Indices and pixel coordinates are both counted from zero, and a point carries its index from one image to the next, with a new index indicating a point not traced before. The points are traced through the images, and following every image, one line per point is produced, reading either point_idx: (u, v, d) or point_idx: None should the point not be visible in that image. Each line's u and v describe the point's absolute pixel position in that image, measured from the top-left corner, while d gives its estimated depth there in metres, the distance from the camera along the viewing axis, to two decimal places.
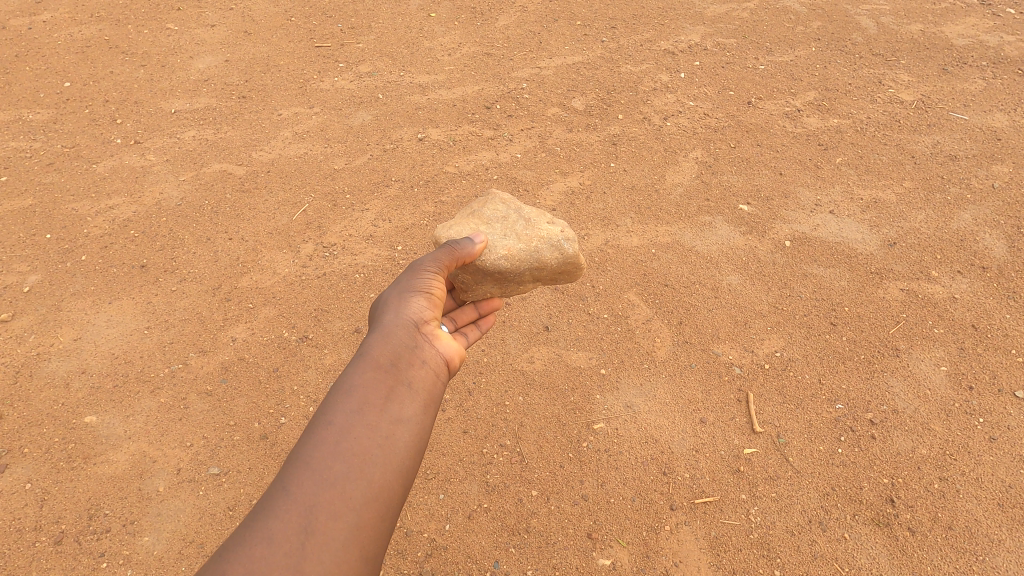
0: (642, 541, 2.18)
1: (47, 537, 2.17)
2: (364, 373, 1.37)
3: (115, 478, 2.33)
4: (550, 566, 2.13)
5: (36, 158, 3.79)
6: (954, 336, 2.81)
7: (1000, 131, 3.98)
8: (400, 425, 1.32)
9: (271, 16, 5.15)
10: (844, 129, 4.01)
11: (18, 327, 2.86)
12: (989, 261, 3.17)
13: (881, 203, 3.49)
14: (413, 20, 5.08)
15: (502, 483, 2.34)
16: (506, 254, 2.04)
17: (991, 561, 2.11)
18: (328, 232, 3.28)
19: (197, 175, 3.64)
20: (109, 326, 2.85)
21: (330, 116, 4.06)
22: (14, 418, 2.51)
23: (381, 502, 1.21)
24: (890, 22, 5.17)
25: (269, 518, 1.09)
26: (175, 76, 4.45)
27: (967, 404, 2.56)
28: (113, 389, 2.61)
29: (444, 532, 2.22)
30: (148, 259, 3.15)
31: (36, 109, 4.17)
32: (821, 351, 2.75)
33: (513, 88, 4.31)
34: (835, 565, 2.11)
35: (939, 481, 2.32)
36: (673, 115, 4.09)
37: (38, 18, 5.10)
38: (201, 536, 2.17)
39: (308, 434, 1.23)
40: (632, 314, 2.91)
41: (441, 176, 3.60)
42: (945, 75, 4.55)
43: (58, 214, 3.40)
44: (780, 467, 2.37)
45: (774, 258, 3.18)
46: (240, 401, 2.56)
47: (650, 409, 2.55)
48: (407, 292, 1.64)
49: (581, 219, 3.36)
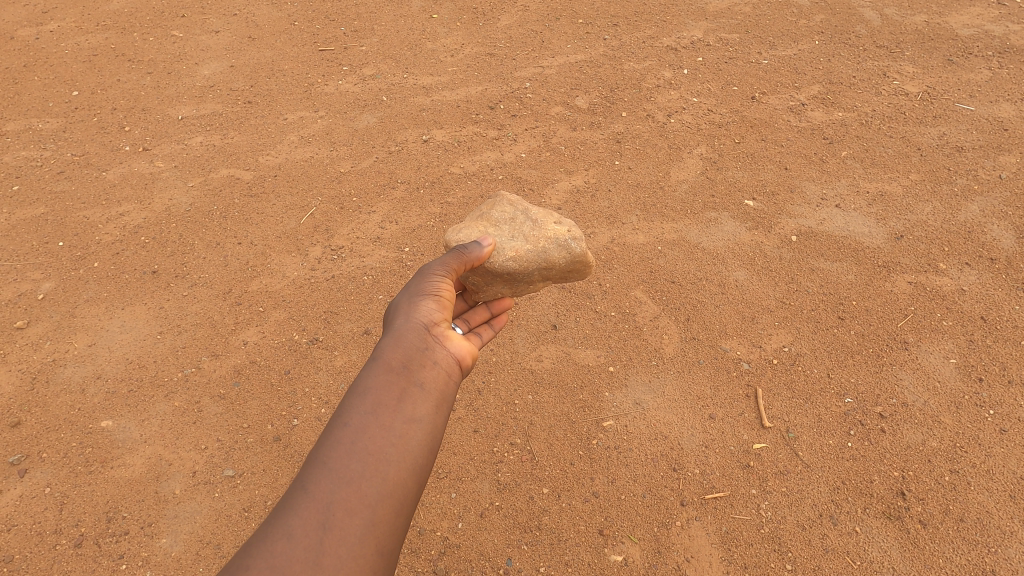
0: (653, 536, 2.20)
1: (68, 540, 2.21)
2: (378, 375, 1.39)
3: (132, 482, 2.36)
4: (563, 564, 2.15)
5: (46, 166, 3.84)
6: (963, 328, 2.82)
7: (1007, 122, 3.96)
8: (414, 425, 1.33)
9: (274, 21, 5.17)
10: (849, 121, 4.01)
11: (34, 334, 2.90)
12: (998, 252, 3.17)
13: (888, 196, 3.48)
14: (416, 22, 5.10)
15: (513, 481, 2.36)
16: (514, 254, 2.07)
17: (1004, 552, 2.12)
18: (336, 234, 3.32)
19: (205, 180, 3.67)
20: (123, 332, 2.89)
21: (336, 119, 4.09)
22: (32, 424, 2.56)
23: (397, 498, 1.23)
24: (894, 13, 5.13)
25: (288, 514, 1.13)
26: (182, 83, 4.49)
27: (977, 396, 2.56)
28: (129, 394, 2.64)
29: (457, 530, 2.24)
30: (159, 265, 3.19)
31: (45, 118, 4.22)
32: (829, 345, 2.76)
33: (516, 88, 4.32)
34: (847, 559, 2.12)
35: (949, 473, 2.33)
36: (677, 112, 4.10)
37: (45, 28, 5.15)
38: (218, 536, 2.21)
39: (325, 435, 1.26)
40: (640, 311, 2.92)
41: (446, 177, 3.63)
42: (950, 66, 4.53)
43: (70, 222, 3.45)
44: (790, 462, 2.38)
45: (780, 253, 3.18)
46: (253, 404, 2.59)
47: (659, 406, 2.56)
48: (418, 295, 1.65)
49: (587, 218, 3.37)
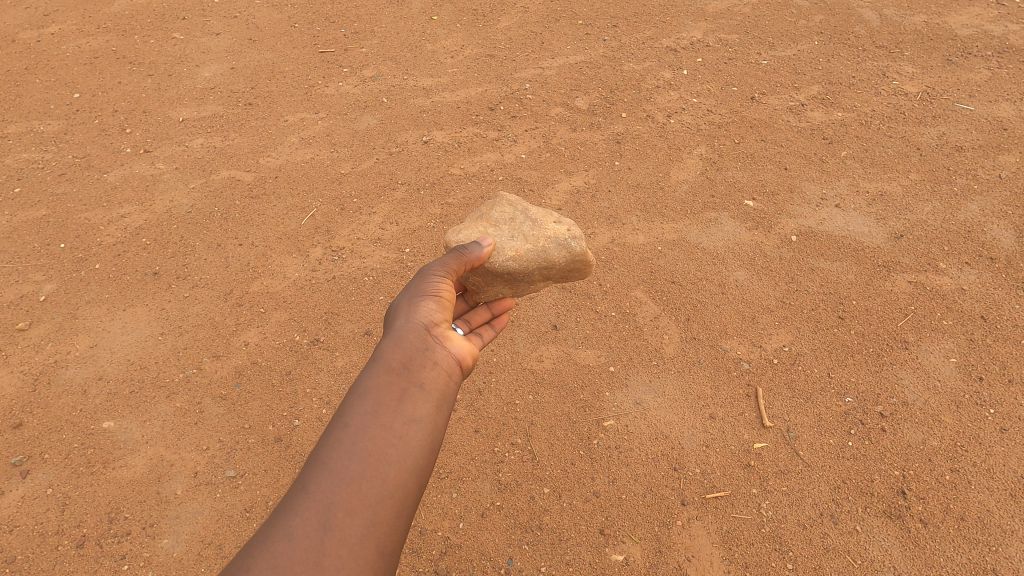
0: (654, 536, 2.20)
1: (69, 541, 2.21)
2: (378, 376, 1.39)
3: (135, 482, 2.37)
4: (564, 563, 2.15)
5: (48, 168, 3.85)
6: (964, 327, 2.82)
7: (1007, 121, 3.97)
8: (414, 425, 1.34)
9: (275, 23, 5.18)
10: (848, 121, 4.02)
11: (35, 336, 2.91)
12: (998, 251, 3.17)
13: (887, 196, 3.49)
14: (415, 23, 5.12)
15: (514, 481, 2.37)
16: (515, 254, 2.08)
17: (1004, 551, 2.12)
18: (337, 235, 3.32)
19: (206, 182, 3.68)
20: (124, 333, 2.89)
21: (336, 121, 4.10)
22: (34, 425, 2.56)
23: (397, 499, 1.23)
24: (893, 14, 5.14)
25: (290, 515, 1.13)
26: (183, 85, 4.50)
27: (977, 395, 2.56)
28: (131, 395, 2.65)
29: (458, 530, 2.24)
30: (160, 266, 3.20)
31: (47, 120, 4.23)
32: (829, 344, 2.76)
33: (516, 89, 4.33)
34: (847, 557, 2.13)
35: (950, 472, 2.33)
36: (676, 112, 4.10)
37: (46, 31, 5.17)
38: (220, 537, 2.22)
39: (325, 436, 1.27)
40: (640, 312, 2.93)
41: (447, 178, 3.63)
42: (950, 66, 4.54)
43: (71, 224, 3.46)
44: (790, 461, 2.38)
45: (780, 253, 3.19)
46: (254, 405, 2.60)
47: (660, 406, 2.57)
48: (418, 296, 1.66)
49: (587, 218, 3.38)
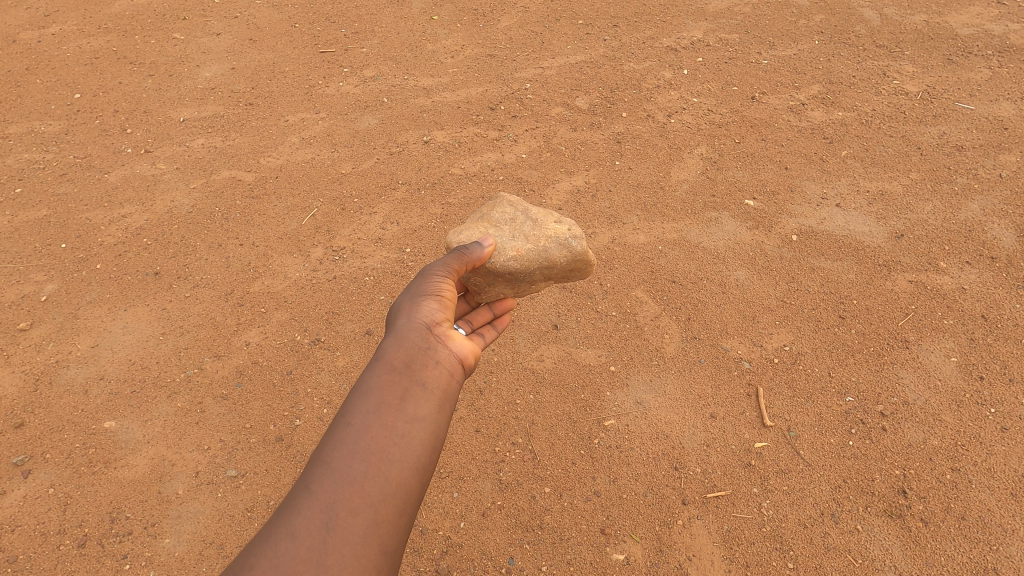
0: (655, 535, 2.21)
1: (71, 541, 2.22)
2: (380, 375, 1.40)
3: (136, 482, 2.37)
4: (564, 563, 2.15)
5: (49, 168, 3.85)
6: (964, 327, 2.82)
7: (1007, 121, 3.97)
8: (416, 425, 1.34)
9: (275, 23, 5.18)
10: (849, 121, 4.01)
11: (37, 336, 2.91)
12: (998, 250, 3.17)
13: (888, 195, 3.49)
14: (416, 23, 5.12)
15: (515, 480, 2.37)
16: (516, 254, 2.09)
17: (1005, 550, 2.12)
18: (337, 235, 3.33)
19: (206, 181, 3.68)
20: (125, 333, 2.89)
21: (336, 121, 4.10)
22: (36, 425, 2.57)
23: (400, 498, 1.24)
24: (894, 13, 5.14)
25: (292, 514, 1.14)
26: (183, 85, 4.50)
27: (978, 395, 2.56)
28: (132, 395, 2.65)
29: (459, 530, 2.25)
30: (161, 266, 3.20)
31: (48, 120, 4.23)
32: (829, 344, 2.76)
33: (516, 89, 4.33)
34: (848, 557, 2.13)
35: (950, 471, 2.33)
36: (677, 112, 4.10)
37: (47, 31, 5.17)
38: (222, 536, 2.22)
39: (328, 435, 1.27)
40: (641, 311, 2.93)
41: (447, 178, 3.64)
42: (950, 65, 4.54)
43: (72, 224, 3.46)
44: (791, 460, 2.38)
45: (781, 252, 3.19)
46: (255, 405, 2.60)
47: (661, 405, 2.57)
48: (419, 296, 1.66)
49: (587, 218, 3.38)
